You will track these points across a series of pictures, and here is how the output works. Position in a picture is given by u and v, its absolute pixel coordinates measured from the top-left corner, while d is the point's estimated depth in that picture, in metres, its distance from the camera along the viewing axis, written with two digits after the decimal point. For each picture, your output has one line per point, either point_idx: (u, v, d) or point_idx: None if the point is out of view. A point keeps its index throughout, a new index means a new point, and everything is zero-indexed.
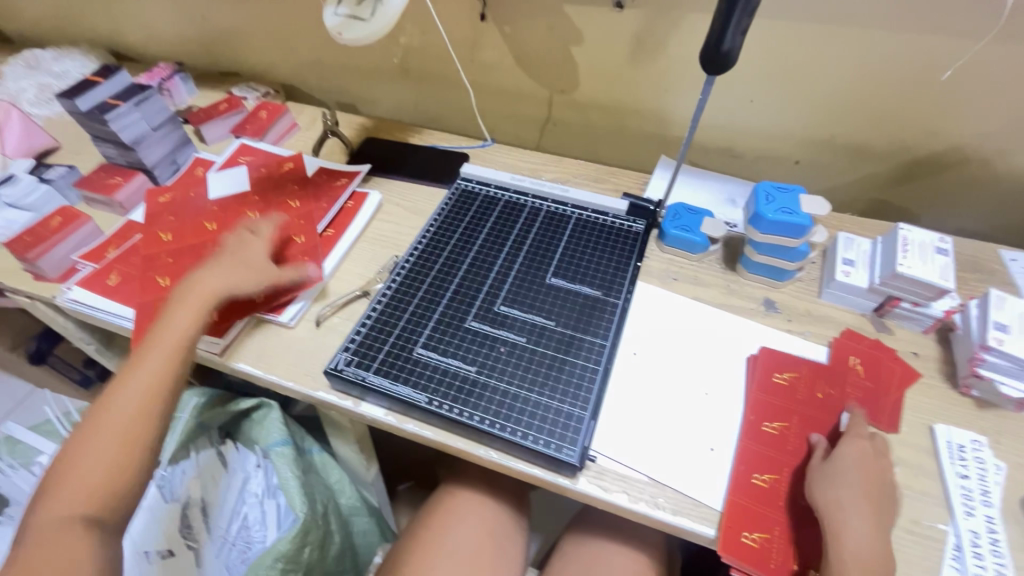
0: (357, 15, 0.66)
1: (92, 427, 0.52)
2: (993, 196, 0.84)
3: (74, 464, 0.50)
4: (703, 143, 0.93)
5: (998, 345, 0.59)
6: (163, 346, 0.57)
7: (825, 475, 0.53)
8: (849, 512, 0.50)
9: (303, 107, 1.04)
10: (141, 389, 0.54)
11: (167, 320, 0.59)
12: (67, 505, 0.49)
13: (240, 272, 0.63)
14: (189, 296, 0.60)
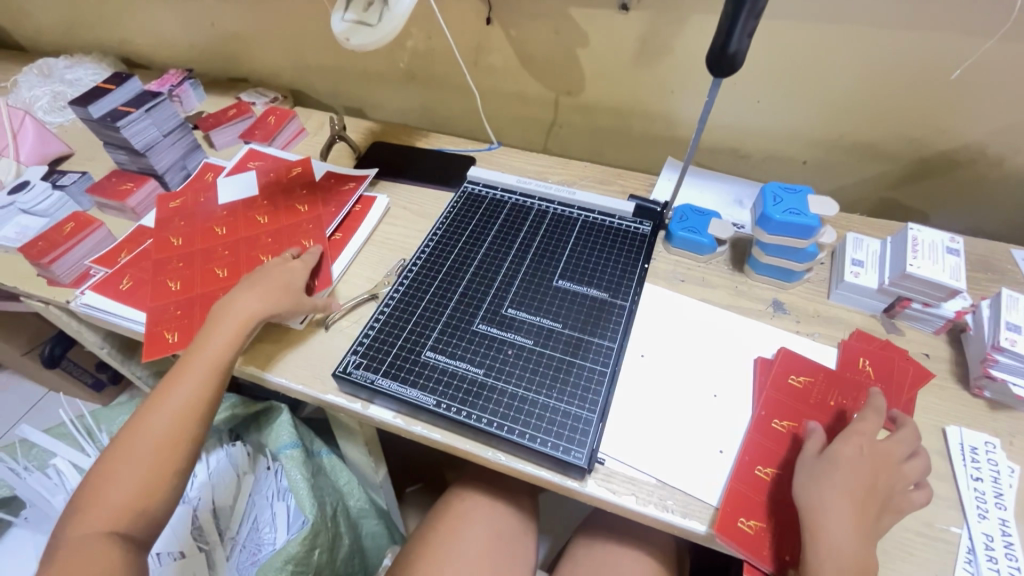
0: (365, 21, 0.67)
1: (122, 449, 0.53)
2: (1004, 195, 0.83)
3: (105, 484, 0.51)
4: (710, 144, 0.93)
5: (1010, 346, 0.58)
6: (194, 369, 0.57)
7: (808, 473, 0.51)
8: (826, 509, 0.49)
9: (311, 112, 1.05)
10: (173, 411, 0.55)
11: (202, 342, 0.59)
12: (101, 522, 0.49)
13: (273, 294, 0.63)
14: (224, 318, 0.60)
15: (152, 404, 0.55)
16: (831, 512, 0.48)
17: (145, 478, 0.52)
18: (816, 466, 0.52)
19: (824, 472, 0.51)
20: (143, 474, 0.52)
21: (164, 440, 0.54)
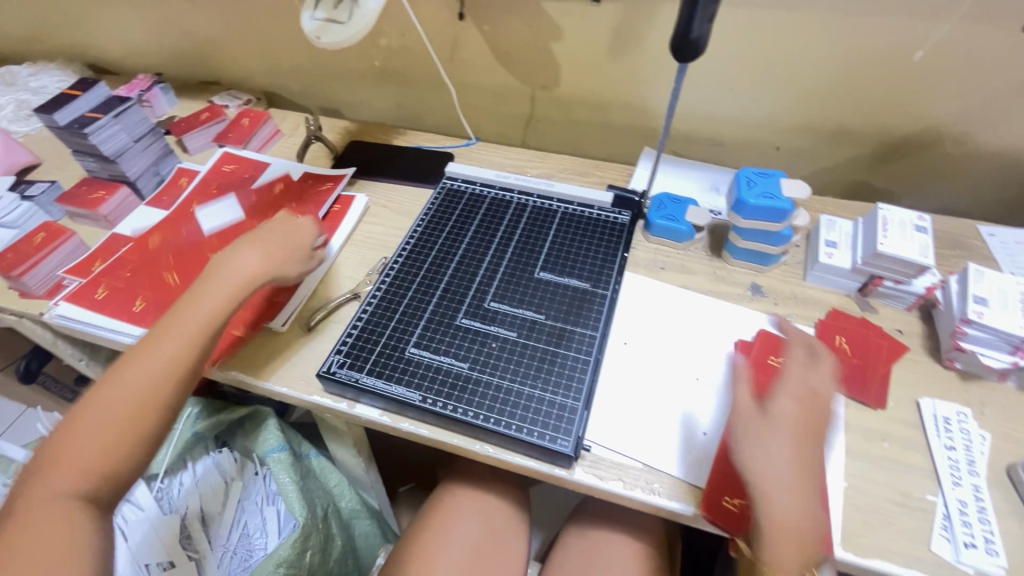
0: (335, 19, 0.66)
1: (91, 405, 0.50)
2: (969, 174, 0.85)
3: (71, 445, 0.48)
4: (686, 134, 0.94)
5: (977, 318, 0.60)
6: (181, 329, 0.55)
7: (746, 432, 0.51)
8: (768, 471, 0.48)
9: (286, 114, 1.04)
10: (154, 369, 0.52)
11: (197, 298, 0.57)
12: (63, 483, 0.46)
13: (275, 255, 0.63)
14: (222, 276, 0.59)
15: (130, 359, 0.53)
16: (774, 474, 0.48)
17: (114, 439, 0.49)
18: (754, 426, 0.51)
19: (763, 432, 0.50)
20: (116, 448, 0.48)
21: (142, 411, 0.50)
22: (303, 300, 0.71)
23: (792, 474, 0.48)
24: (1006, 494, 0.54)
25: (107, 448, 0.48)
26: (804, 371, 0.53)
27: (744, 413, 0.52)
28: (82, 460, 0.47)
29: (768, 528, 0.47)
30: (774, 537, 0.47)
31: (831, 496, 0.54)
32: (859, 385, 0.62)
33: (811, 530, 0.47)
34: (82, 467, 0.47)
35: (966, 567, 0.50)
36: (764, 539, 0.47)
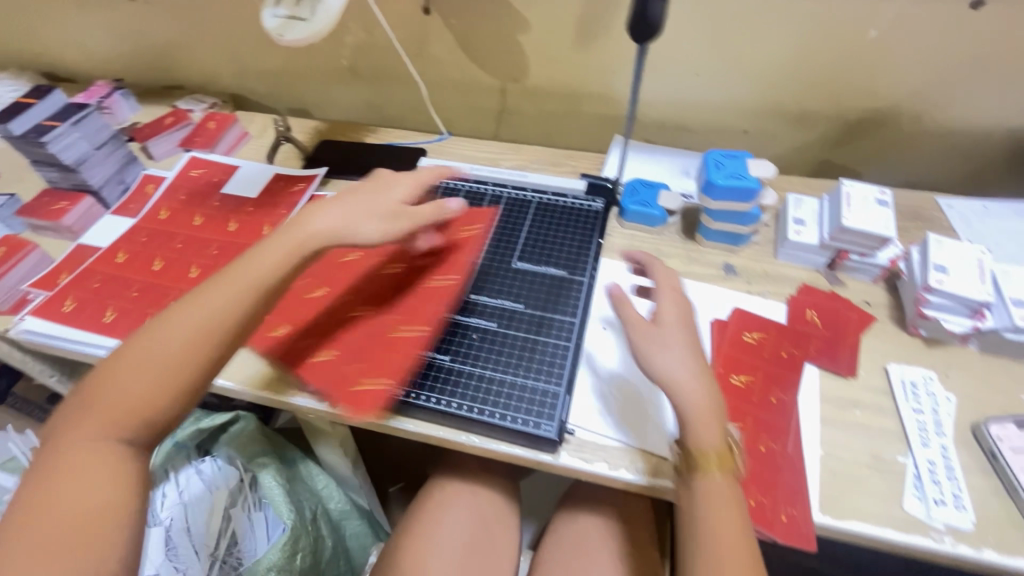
0: (298, 16, 0.65)
1: (132, 349, 0.48)
2: (926, 150, 0.89)
3: (107, 390, 0.46)
4: (656, 121, 0.95)
5: (938, 285, 0.62)
6: (239, 276, 0.52)
7: (648, 340, 0.55)
8: (673, 373, 0.52)
9: (253, 116, 1.02)
10: (199, 320, 0.49)
11: (264, 250, 0.55)
12: (96, 428, 0.44)
13: (359, 211, 0.59)
14: (293, 230, 0.56)
15: (183, 303, 0.51)
16: (679, 373, 0.52)
17: (148, 389, 0.46)
18: (651, 337, 0.55)
19: (657, 340, 0.55)
20: (154, 385, 0.46)
21: (185, 349, 0.48)
22: None
23: (691, 369, 0.52)
24: (972, 451, 0.57)
25: (156, 392, 0.46)
26: (669, 280, 0.61)
27: (637, 328, 0.56)
28: (117, 408, 0.45)
29: (688, 419, 0.50)
30: (697, 427, 0.50)
31: (806, 463, 0.56)
32: (831, 355, 0.64)
33: (719, 412, 0.51)
34: (114, 414, 0.45)
35: (937, 523, 0.52)
36: (687, 429, 0.50)
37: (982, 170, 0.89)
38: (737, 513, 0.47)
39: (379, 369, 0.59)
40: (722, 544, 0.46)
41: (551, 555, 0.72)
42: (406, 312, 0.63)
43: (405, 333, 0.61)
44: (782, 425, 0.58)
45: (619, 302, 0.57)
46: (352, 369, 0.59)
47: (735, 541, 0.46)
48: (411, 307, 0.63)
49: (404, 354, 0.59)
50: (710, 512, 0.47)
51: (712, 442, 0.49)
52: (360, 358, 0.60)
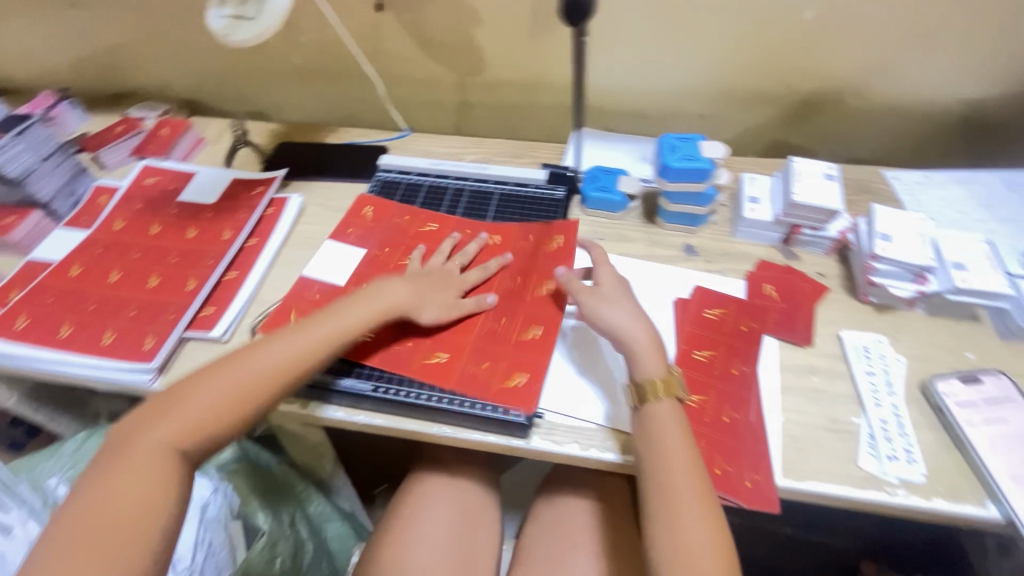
0: (243, 16, 0.64)
1: (215, 370, 0.54)
2: (872, 125, 0.92)
3: (186, 403, 0.52)
4: (614, 108, 0.97)
5: (883, 253, 0.65)
6: (324, 329, 0.59)
7: (599, 301, 0.62)
8: (616, 322, 0.60)
9: (209, 121, 1.00)
10: (278, 358, 0.56)
11: (345, 309, 0.61)
12: (165, 434, 0.50)
13: (424, 284, 0.66)
14: (371, 299, 0.62)
15: (262, 343, 0.57)
16: (622, 322, 0.60)
17: (223, 411, 0.52)
18: (596, 296, 0.63)
19: (600, 296, 0.63)
20: (220, 403, 0.52)
21: (257, 380, 0.54)
22: (244, 307, 0.70)
23: (632, 317, 0.61)
24: (921, 408, 0.60)
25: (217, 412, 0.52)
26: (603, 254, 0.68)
27: (583, 290, 0.64)
28: (188, 422, 0.51)
29: (633, 355, 0.58)
30: (640, 362, 0.58)
31: (768, 430, 0.58)
32: (789, 326, 0.66)
33: (657, 346, 0.59)
34: (183, 427, 0.51)
35: (890, 477, 0.55)
36: (633, 365, 0.58)
37: (926, 142, 0.93)
38: (682, 429, 0.54)
39: (529, 363, 0.62)
40: (675, 460, 0.52)
41: (532, 540, 0.73)
42: (525, 317, 0.66)
43: (533, 335, 0.64)
44: (743, 395, 0.60)
45: (566, 277, 0.65)
46: (481, 371, 0.61)
47: (685, 455, 0.52)
48: (511, 315, 0.66)
49: (542, 349, 0.63)
50: (659, 434, 0.53)
51: (654, 370, 0.57)
52: (493, 359, 0.62)
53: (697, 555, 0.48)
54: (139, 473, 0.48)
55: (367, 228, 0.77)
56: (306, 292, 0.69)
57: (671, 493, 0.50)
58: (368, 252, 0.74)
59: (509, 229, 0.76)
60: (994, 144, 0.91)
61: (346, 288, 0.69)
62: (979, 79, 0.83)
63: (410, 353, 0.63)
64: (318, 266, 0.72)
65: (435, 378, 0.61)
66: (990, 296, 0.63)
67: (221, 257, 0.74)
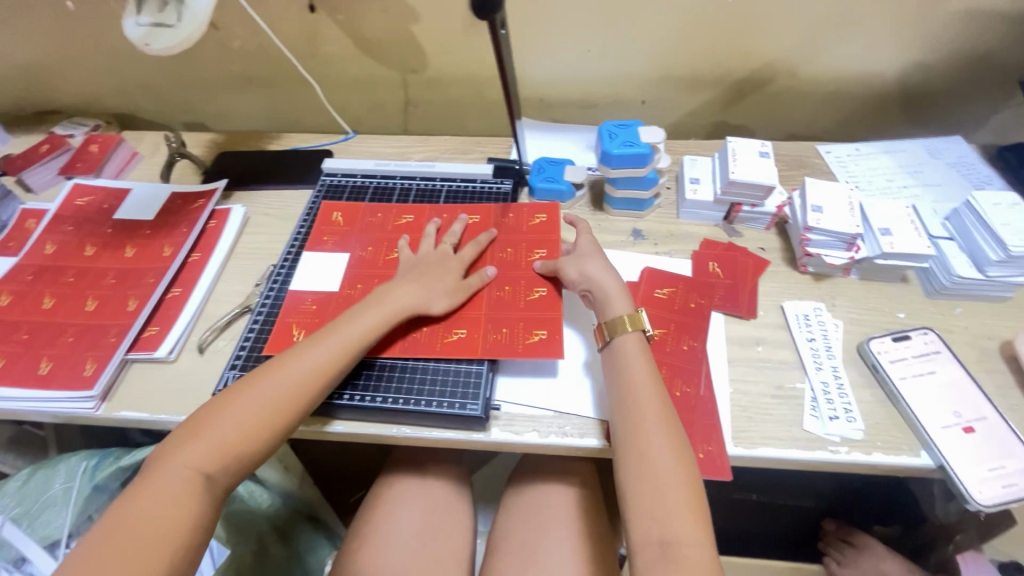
0: (163, 22, 0.62)
1: (242, 389, 0.53)
2: (804, 101, 0.96)
3: (214, 424, 0.51)
4: (558, 99, 0.98)
5: (817, 224, 0.68)
6: (342, 335, 0.58)
7: (577, 257, 0.66)
8: (586, 275, 0.64)
9: (142, 134, 0.96)
10: (305, 371, 0.55)
11: (356, 314, 0.60)
12: (194, 456, 0.49)
13: (429, 279, 0.64)
14: (384, 300, 0.61)
15: (284, 359, 0.56)
16: (593, 275, 0.63)
17: (255, 428, 0.52)
18: (568, 259, 0.66)
19: (573, 257, 0.66)
20: (253, 421, 0.52)
21: (287, 397, 0.54)
22: (190, 323, 0.68)
23: (603, 269, 0.64)
24: (859, 368, 0.63)
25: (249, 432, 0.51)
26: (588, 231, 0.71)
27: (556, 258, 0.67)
28: (218, 442, 0.50)
29: (601, 300, 0.62)
30: (609, 305, 0.61)
31: (718, 401, 0.60)
32: (734, 301, 0.69)
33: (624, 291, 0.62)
34: (214, 447, 0.50)
35: (833, 436, 0.58)
36: (604, 309, 0.61)
37: (855, 115, 0.97)
38: (649, 363, 0.57)
39: (545, 320, 0.63)
40: (641, 390, 0.54)
41: (505, 529, 0.74)
42: (526, 281, 0.67)
43: (540, 293, 0.66)
44: (694, 369, 0.62)
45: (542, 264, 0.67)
46: (502, 336, 0.62)
47: (651, 386, 0.55)
48: (511, 281, 0.67)
49: (552, 304, 0.65)
50: (627, 368, 0.56)
51: (622, 310, 0.60)
52: (510, 323, 0.63)
53: (661, 473, 0.49)
54: (170, 498, 0.47)
55: (344, 233, 0.75)
56: (299, 305, 0.67)
57: (637, 417, 0.53)
58: (351, 254, 0.72)
59: (486, 209, 0.76)
60: (914, 113, 0.96)
61: (342, 293, 0.68)
62: (898, 52, 0.87)
63: (431, 332, 0.63)
64: (305, 277, 0.70)
65: (464, 353, 0.61)
66: (915, 258, 0.67)
67: (162, 275, 0.71)
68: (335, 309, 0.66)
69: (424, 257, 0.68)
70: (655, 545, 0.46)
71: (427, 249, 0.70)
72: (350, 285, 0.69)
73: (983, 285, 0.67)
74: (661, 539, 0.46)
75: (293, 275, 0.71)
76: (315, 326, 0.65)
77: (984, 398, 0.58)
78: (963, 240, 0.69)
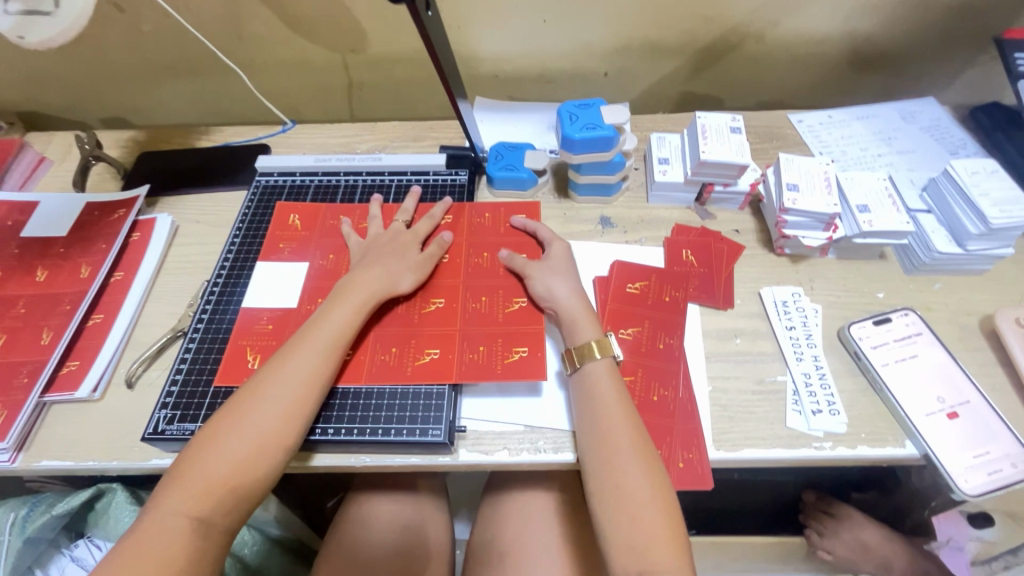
0: (37, 9, 0.55)
1: (224, 421, 0.48)
2: (773, 67, 0.91)
3: (200, 464, 0.46)
4: (516, 75, 0.90)
5: (793, 205, 0.64)
6: (317, 340, 0.53)
7: (548, 270, 0.61)
8: (554, 295, 0.59)
9: (51, 135, 0.86)
10: (290, 387, 0.50)
11: (324, 315, 0.55)
12: (184, 502, 0.44)
13: (394, 263, 0.61)
14: (348, 294, 0.57)
15: (262, 377, 0.51)
16: (560, 296, 0.59)
17: (252, 458, 0.46)
18: (539, 269, 0.62)
19: (545, 268, 0.62)
20: (247, 450, 0.47)
21: (281, 417, 0.49)
22: (116, 354, 0.61)
23: (572, 292, 0.59)
24: (840, 355, 0.60)
25: (245, 463, 0.46)
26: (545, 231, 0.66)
27: (526, 263, 0.63)
28: (209, 482, 0.45)
29: (567, 323, 0.57)
30: (575, 329, 0.57)
31: (697, 403, 0.57)
32: (710, 290, 0.65)
33: (591, 314, 0.58)
34: (206, 487, 0.45)
35: (816, 431, 0.55)
36: (570, 332, 0.57)
37: (825, 79, 0.93)
38: (619, 388, 0.53)
39: (526, 334, 0.59)
40: (611, 415, 0.51)
41: (483, 544, 0.67)
42: (504, 290, 0.63)
43: (520, 305, 0.61)
44: (672, 369, 0.58)
45: (509, 258, 0.64)
46: (480, 355, 0.57)
47: (621, 409, 0.51)
48: (487, 290, 0.63)
49: (535, 316, 0.60)
50: (597, 393, 0.52)
51: (589, 333, 0.56)
52: (488, 340, 0.59)
53: (636, 502, 0.46)
54: (165, 546, 0.42)
55: (303, 239, 0.68)
56: (254, 324, 0.61)
57: (608, 443, 0.49)
58: (312, 263, 0.66)
59: (460, 208, 0.71)
60: (885, 74, 0.92)
61: (302, 309, 0.62)
62: (869, 11, 0.83)
63: (400, 352, 0.58)
64: (261, 287, 0.64)
65: (436, 375, 0.56)
66: (895, 236, 0.64)
67: (78, 301, 0.63)
68: (294, 328, 0.60)
69: (386, 237, 0.65)
70: None
71: (377, 230, 0.66)
72: (310, 300, 0.62)
73: (963, 259, 0.64)
74: (638, 570, 0.44)
75: (248, 287, 0.65)
76: (271, 350, 0.59)
77: (967, 380, 0.56)
78: (941, 213, 0.66)
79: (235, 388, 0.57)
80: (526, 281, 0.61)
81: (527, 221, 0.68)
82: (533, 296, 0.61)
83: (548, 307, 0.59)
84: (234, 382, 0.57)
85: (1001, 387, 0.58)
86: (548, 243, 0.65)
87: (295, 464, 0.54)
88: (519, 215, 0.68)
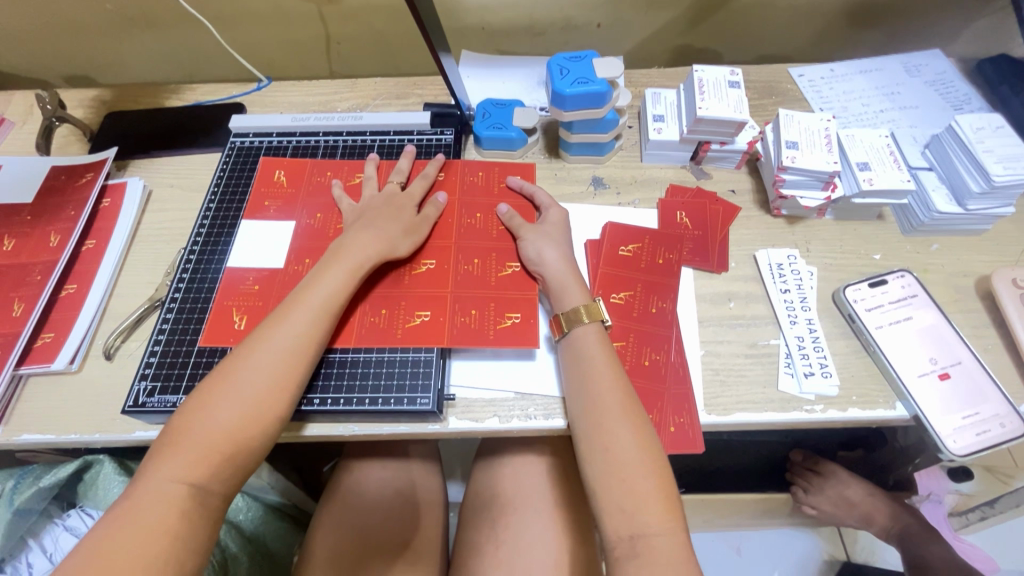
0: None
1: (215, 385, 0.45)
2: (773, 18, 0.87)
3: (192, 429, 0.43)
4: (504, 27, 0.86)
5: (791, 163, 0.62)
6: (310, 303, 0.51)
7: (541, 234, 0.60)
8: (544, 260, 0.58)
9: (10, 94, 0.81)
10: (285, 350, 0.48)
11: (318, 277, 0.53)
12: (179, 469, 0.42)
13: (387, 224, 0.58)
14: (343, 256, 0.54)
15: (253, 342, 0.48)
16: (550, 261, 0.57)
17: (245, 423, 0.44)
18: (534, 232, 0.60)
19: (538, 231, 0.60)
20: (240, 415, 0.44)
21: (271, 381, 0.46)
22: (92, 326, 0.59)
23: (562, 257, 0.58)
24: (833, 318, 0.60)
25: (239, 429, 0.44)
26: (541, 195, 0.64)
27: (522, 223, 0.61)
28: (205, 449, 0.43)
29: (556, 291, 0.56)
30: (564, 295, 0.55)
31: (689, 367, 0.56)
32: (703, 254, 0.63)
33: (580, 279, 0.57)
34: (199, 452, 0.42)
35: (808, 395, 0.55)
36: (558, 300, 0.56)
37: (827, 30, 0.89)
38: (610, 353, 0.52)
39: (520, 299, 0.57)
40: (601, 379, 0.50)
41: (477, 508, 0.67)
42: (497, 253, 0.61)
43: (513, 270, 0.60)
44: (664, 334, 0.57)
45: (508, 215, 0.62)
46: (472, 319, 0.56)
47: (615, 374, 0.50)
48: (479, 253, 0.61)
49: (527, 282, 0.59)
50: (585, 358, 0.51)
51: (577, 299, 0.55)
52: (479, 304, 0.57)
53: (627, 465, 0.45)
54: (158, 513, 0.40)
55: (288, 198, 0.65)
56: (239, 285, 0.59)
57: (597, 407, 0.49)
58: (298, 222, 0.63)
59: (451, 165, 0.68)
60: (889, 26, 0.89)
61: (289, 270, 0.59)
62: None
63: (390, 318, 0.56)
64: (244, 250, 0.61)
65: (426, 340, 0.55)
66: (894, 195, 0.62)
67: (49, 270, 0.61)
68: (281, 290, 0.58)
69: (379, 199, 0.62)
70: (625, 542, 0.43)
71: (372, 192, 0.63)
72: (297, 260, 0.60)
73: (963, 219, 0.63)
74: (630, 533, 0.43)
75: (229, 251, 0.62)
76: (259, 311, 0.57)
77: (960, 341, 0.56)
78: (942, 171, 0.64)
79: (220, 349, 0.55)
80: (519, 241, 0.60)
81: (524, 183, 0.65)
82: (525, 260, 0.59)
83: (538, 273, 0.58)
84: (222, 344, 0.55)
85: (994, 349, 0.57)
86: (545, 206, 0.63)
87: (287, 434, 0.53)
88: (515, 176, 0.66)
